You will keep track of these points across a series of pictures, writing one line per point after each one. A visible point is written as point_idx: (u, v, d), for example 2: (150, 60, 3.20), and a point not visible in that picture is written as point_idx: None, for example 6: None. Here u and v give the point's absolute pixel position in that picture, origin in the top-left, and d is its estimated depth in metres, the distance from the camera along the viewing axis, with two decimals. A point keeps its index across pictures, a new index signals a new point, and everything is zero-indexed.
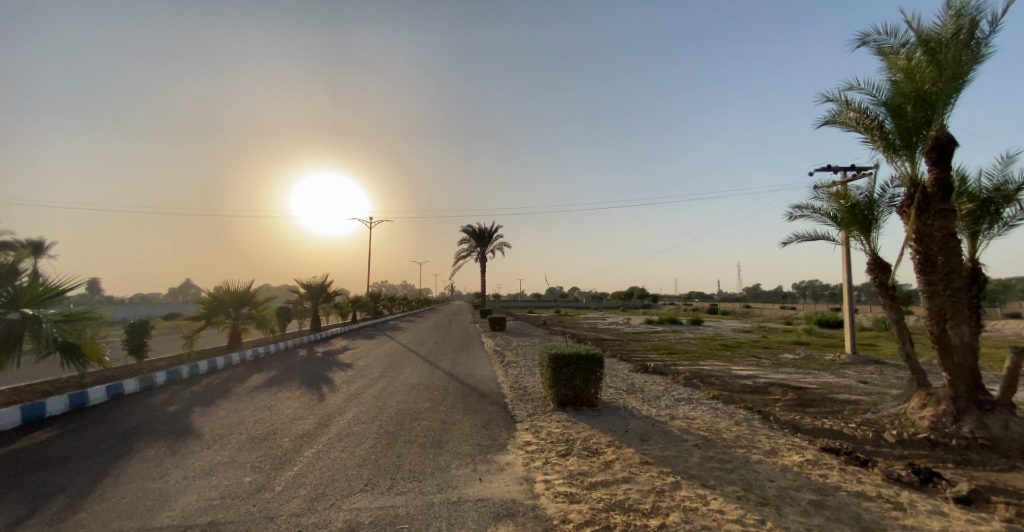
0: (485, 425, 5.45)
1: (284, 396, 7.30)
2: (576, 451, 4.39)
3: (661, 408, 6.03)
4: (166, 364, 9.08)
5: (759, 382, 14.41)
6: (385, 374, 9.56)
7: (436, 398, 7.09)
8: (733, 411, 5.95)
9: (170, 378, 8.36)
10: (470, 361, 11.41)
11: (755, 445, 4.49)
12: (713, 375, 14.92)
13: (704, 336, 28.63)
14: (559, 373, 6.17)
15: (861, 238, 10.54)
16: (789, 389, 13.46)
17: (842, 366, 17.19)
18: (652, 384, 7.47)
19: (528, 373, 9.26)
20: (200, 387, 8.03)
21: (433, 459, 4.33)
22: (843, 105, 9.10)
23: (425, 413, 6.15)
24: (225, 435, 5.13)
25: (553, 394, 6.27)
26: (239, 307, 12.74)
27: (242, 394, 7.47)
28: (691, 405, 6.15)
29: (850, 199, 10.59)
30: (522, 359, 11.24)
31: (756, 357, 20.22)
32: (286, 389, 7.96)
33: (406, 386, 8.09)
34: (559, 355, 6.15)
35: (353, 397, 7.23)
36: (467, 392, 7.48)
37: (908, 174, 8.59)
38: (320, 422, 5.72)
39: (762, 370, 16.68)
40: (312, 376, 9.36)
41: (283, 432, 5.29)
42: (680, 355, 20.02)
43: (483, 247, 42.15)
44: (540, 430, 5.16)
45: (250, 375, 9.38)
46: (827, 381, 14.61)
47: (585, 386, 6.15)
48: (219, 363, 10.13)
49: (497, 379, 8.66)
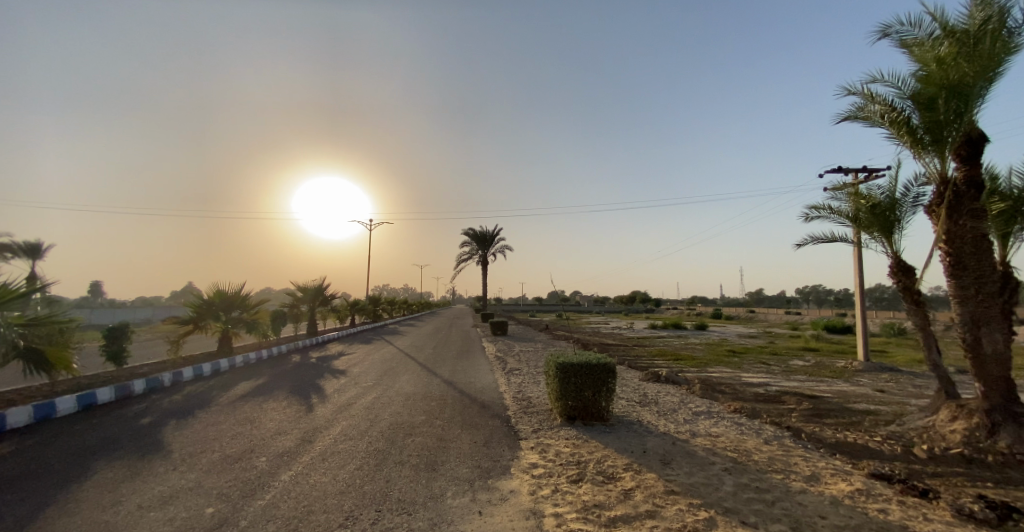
0: (485, 443, 4.90)
1: (268, 408, 6.76)
2: (590, 476, 3.84)
3: (679, 423, 5.48)
4: (147, 371, 8.55)
5: (771, 390, 13.79)
6: (380, 383, 9.02)
7: (433, 410, 6.55)
8: (760, 426, 5.39)
9: (150, 386, 7.84)
10: (470, 368, 10.89)
11: (794, 470, 3.95)
12: (722, 383, 14.32)
13: (710, 342, 28.02)
14: (567, 384, 5.63)
15: (882, 240, 9.95)
16: (803, 398, 12.87)
17: (855, 373, 16.58)
18: (666, 396, 6.93)
19: (532, 381, 8.73)
20: (181, 396, 7.51)
21: (426, 486, 3.78)
22: (865, 98, 8.48)
23: (420, 428, 5.60)
24: (195, 454, 4.59)
25: (560, 407, 5.74)
26: (229, 310, 12.23)
27: (223, 405, 6.91)
28: (713, 420, 5.60)
29: (870, 198, 10.01)
30: (525, 366, 10.70)
31: (766, 364, 19.60)
32: (272, 399, 7.42)
33: (401, 396, 7.54)
34: (567, 365, 5.60)
35: (343, 409, 6.70)
36: (467, 403, 6.95)
37: (937, 171, 8.01)
38: (303, 439, 5.17)
39: (774, 378, 16.08)
40: (302, 384, 8.81)
41: (261, 451, 4.74)
42: (687, 361, 19.45)
43: (485, 251, 41.72)
44: (548, 450, 4.61)
45: (236, 383, 8.84)
46: (842, 390, 13.99)
47: (596, 398, 5.62)
48: (206, 369, 9.61)
49: (498, 389, 8.12)
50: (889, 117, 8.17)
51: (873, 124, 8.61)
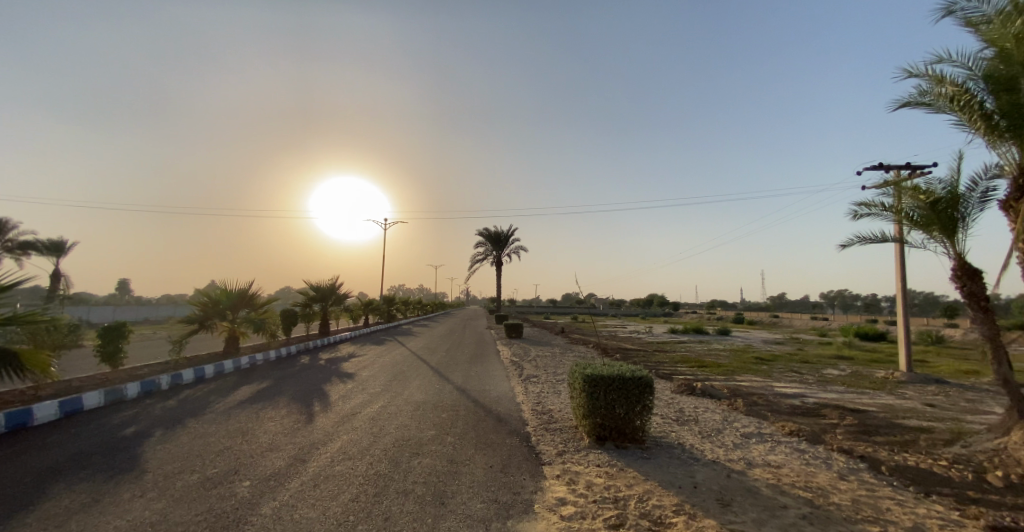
0: (502, 469, 4.20)
1: (266, 417, 6.19)
2: (632, 521, 3.11)
3: (729, 449, 4.68)
4: (146, 374, 8.12)
5: (809, 403, 12.75)
6: (388, 389, 8.39)
7: (444, 423, 5.89)
8: (827, 454, 4.55)
9: (144, 390, 7.41)
10: (485, 373, 10.23)
11: (891, 520, 3.13)
12: (754, 394, 13.33)
13: (735, 347, 26.85)
14: (596, 401, 4.91)
15: (943, 241, 8.87)
16: (846, 412, 11.85)
17: (899, 385, 15.35)
18: (706, 413, 6.14)
19: (552, 391, 7.99)
20: (176, 402, 7.03)
21: (430, 527, 3.10)
22: (929, 81, 7.38)
23: (429, 447, 4.90)
24: (171, 475, 4.00)
25: (588, 426, 5.03)
26: (236, 310, 11.82)
27: (218, 413, 6.36)
28: (769, 445, 4.77)
29: (930, 194, 8.95)
30: (544, 374, 9.98)
31: (797, 372, 18.47)
32: (271, 406, 6.85)
33: (410, 406, 6.89)
34: (597, 377, 4.88)
35: (346, 420, 6.08)
36: (481, 415, 6.27)
37: (1016, 162, 6.88)
38: (296, 458, 4.54)
39: (809, 388, 15.01)
40: (306, 389, 8.24)
41: (246, 472, 4.13)
42: (713, 368, 18.46)
43: (499, 251, 41.10)
44: (577, 481, 3.88)
45: (237, 387, 8.34)
46: (888, 403, 12.88)
47: (630, 417, 4.88)
48: (208, 371, 9.16)
49: (515, 399, 7.42)
50: (957, 102, 7.08)
51: (938, 110, 7.49)
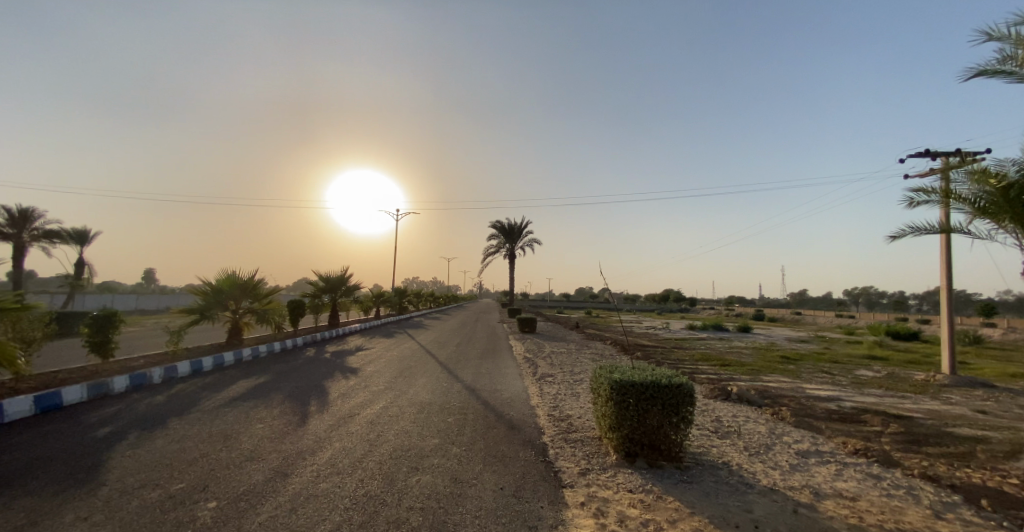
0: (515, 493, 3.54)
1: (256, 417, 5.61)
2: None
3: (786, 472, 3.92)
4: (138, 366, 7.65)
5: (846, 408, 11.78)
6: (392, 387, 7.78)
7: (450, 429, 5.24)
8: (910, 482, 3.74)
9: (134, 384, 6.93)
10: (497, 370, 9.58)
11: None
12: (785, 397, 12.42)
13: (757, 345, 25.74)
14: (626, 412, 4.20)
15: (1015, 230, 7.84)
16: (888, 418, 10.89)
17: (942, 389, 14.22)
18: (748, 425, 5.36)
19: (570, 393, 7.29)
20: (165, 398, 6.52)
21: None
22: (1013, 43, 6.39)
23: (430, 460, 4.25)
24: (128, 491, 3.40)
25: (615, 440, 4.32)
26: (239, 300, 11.38)
27: (205, 412, 5.80)
28: (834, 468, 3.99)
29: (1002, 177, 7.92)
30: (560, 372, 9.26)
31: (827, 373, 17.39)
32: (263, 405, 6.27)
33: (414, 407, 6.25)
34: (627, 384, 4.17)
35: (341, 422, 5.47)
36: (491, 420, 5.62)
37: None
38: (277, 470, 3.91)
39: (843, 391, 13.99)
40: (304, 386, 7.67)
41: (215, 489, 3.49)
42: (737, 367, 17.51)
43: (513, 244, 40.42)
44: (607, 513, 3.18)
45: (233, 382, 7.81)
46: (934, 409, 11.83)
47: (666, 432, 4.16)
48: (205, 364, 8.70)
49: (529, 401, 6.74)
50: None
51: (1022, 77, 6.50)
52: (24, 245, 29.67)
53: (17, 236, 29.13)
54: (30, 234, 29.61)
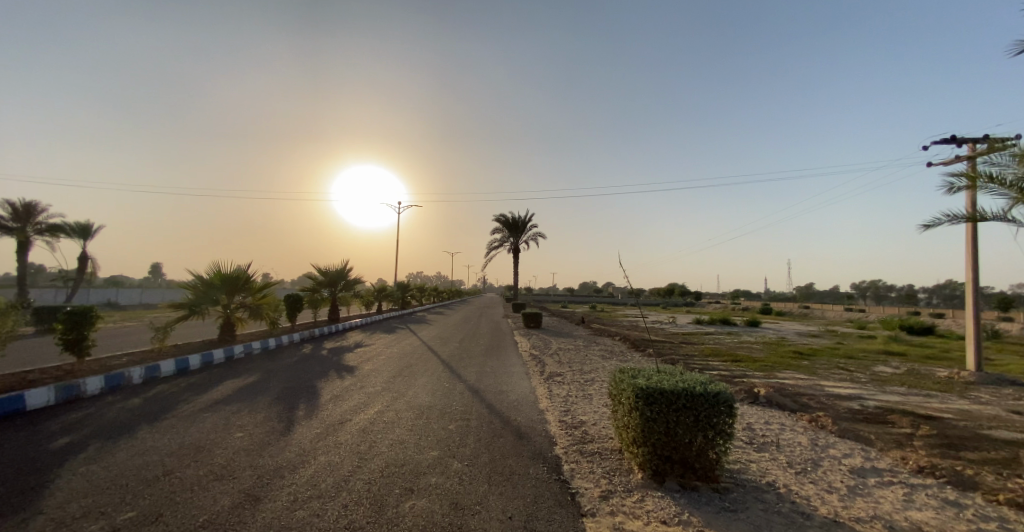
0: (526, 524, 2.95)
1: (236, 424, 5.05)
2: None
3: (845, 496, 3.31)
4: (116, 366, 7.12)
5: (870, 407, 11.14)
6: (389, 388, 7.22)
7: (451, 438, 4.67)
8: (999, 512, 3.13)
9: (110, 385, 6.40)
10: (503, 369, 9.00)
11: None
12: (805, 395, 11.79)
13: (769, 341, 25.07)
14: (653, 425, 3.62)
15: None
16: (917, 419, 10.26)
17: (969, 388, 13.54)
18: (787, 435, 4.74)
19: (582, 395, 6.69)
20: (141, 400, 5.98)
21: None
22: None
23: (428, 479, 3.67)
24: (65, 523, 2.84)
25: (640, 457, 3.75)
26: (231, 294, 10.83)
27: (181, 417, 5.25)
28: (901, 491, 3.39)
29: None
30: (569, 372, 8.66)
31: (845, 370, 16.72)
32: (247, 409, 5.71)
33: (411, 412, 5.68)
34: (656, 392, 3.60)
35: (331, 431, 4.91)
36: (497, 428, 5.04)
37: None
38: (248, 494, 3.31)
39: (864, 390, 13.33)
40: (295, 387, 7.12)
41: (169, 521, 2.91)
42: (750, 364, 16.86)
43: (517, 238, 39.78)
44: None
45: (220, 383, 7.28)
46: (964, 410, 11.17)
47: (701, 449, 3.56)
48: (192, 362, 8.18)
49: (539, 405, 6.15)
50: None
51: None
52: (28, 239, 29.38)
53: (21, 230, 28.82)
54: (33, 228, 29.27)
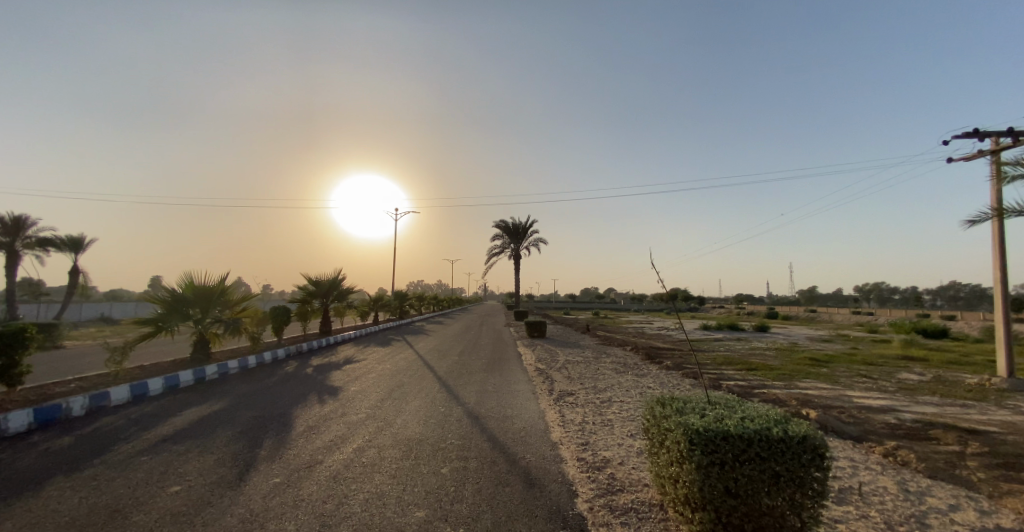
0: None
1: (175, 472, 4.04)
2: None
3: None
4: (59, 396, 6.15)
5: (908, 421, 10.15)
6: (375, 415, 6.22)
7: (442, 490, 3.67)
8: None
9: (43, 418, 5.41)
10: (506, 388, 8.01)
11: None
12: (834, 408, 10.80)
13: (782, 347, 24.02)
14: (718, 484, 2.64)
15: None
16: (961, 433, 9.30)
17: (1006, 396, 12.56)
18: (866, 480, 3.77)
19: (601, 422, 5.70)
20: (75, 438, 5.00)
21: None
22: None
23: None
24: None
25: (697, 525, 2.79)
26: (206, 309, 9.84)
27: (111, 462, 4.25)
28: None
29: None
30: (581, 390, 7.67)
31: (868, 377, 15.71)
32: (198, 449, 4.71)
33: (396, 450, 4.66)
34: (721, 438, 2.62)
35: (294, 480, 3.91)
36: (501, 472, 4.05)
37: None
38: None
39: (895, 400, 12.33)
40: (266, 416, 6.12)
41: None
42: (767, 372, 15.87)
43: (517, 243, 38.88)
44: None
45: (179, 412, 6.29)
46: (1009, 421, 10.20)
47: (785, 517, 2.61)
48: (152, 387, 7.19)
49: (551, 437, 5.15)
50: None
51: None
52: (18, 252, 28.40)
53: (10, 245, 27.88)
54: (24, 242, 28.39)
